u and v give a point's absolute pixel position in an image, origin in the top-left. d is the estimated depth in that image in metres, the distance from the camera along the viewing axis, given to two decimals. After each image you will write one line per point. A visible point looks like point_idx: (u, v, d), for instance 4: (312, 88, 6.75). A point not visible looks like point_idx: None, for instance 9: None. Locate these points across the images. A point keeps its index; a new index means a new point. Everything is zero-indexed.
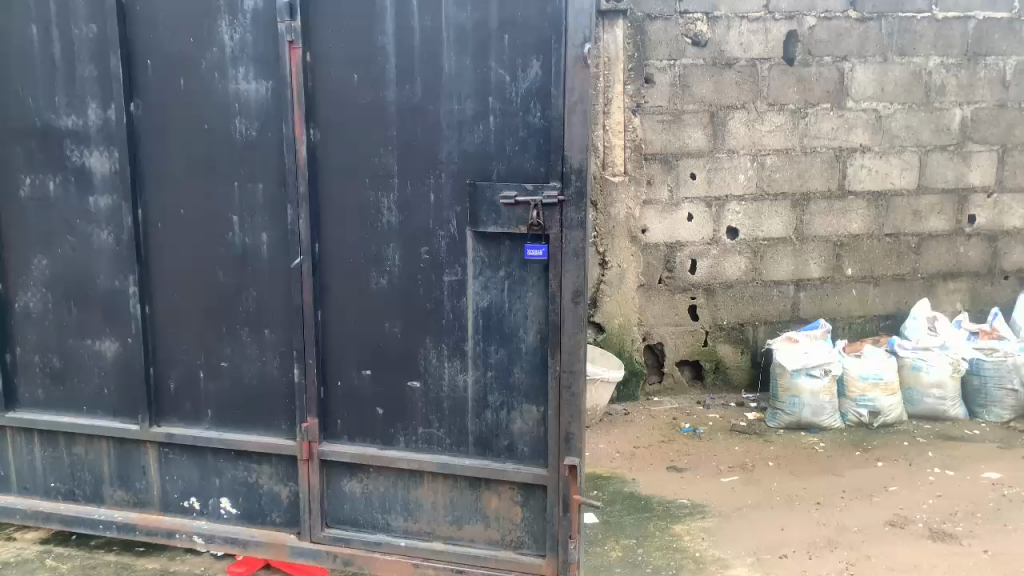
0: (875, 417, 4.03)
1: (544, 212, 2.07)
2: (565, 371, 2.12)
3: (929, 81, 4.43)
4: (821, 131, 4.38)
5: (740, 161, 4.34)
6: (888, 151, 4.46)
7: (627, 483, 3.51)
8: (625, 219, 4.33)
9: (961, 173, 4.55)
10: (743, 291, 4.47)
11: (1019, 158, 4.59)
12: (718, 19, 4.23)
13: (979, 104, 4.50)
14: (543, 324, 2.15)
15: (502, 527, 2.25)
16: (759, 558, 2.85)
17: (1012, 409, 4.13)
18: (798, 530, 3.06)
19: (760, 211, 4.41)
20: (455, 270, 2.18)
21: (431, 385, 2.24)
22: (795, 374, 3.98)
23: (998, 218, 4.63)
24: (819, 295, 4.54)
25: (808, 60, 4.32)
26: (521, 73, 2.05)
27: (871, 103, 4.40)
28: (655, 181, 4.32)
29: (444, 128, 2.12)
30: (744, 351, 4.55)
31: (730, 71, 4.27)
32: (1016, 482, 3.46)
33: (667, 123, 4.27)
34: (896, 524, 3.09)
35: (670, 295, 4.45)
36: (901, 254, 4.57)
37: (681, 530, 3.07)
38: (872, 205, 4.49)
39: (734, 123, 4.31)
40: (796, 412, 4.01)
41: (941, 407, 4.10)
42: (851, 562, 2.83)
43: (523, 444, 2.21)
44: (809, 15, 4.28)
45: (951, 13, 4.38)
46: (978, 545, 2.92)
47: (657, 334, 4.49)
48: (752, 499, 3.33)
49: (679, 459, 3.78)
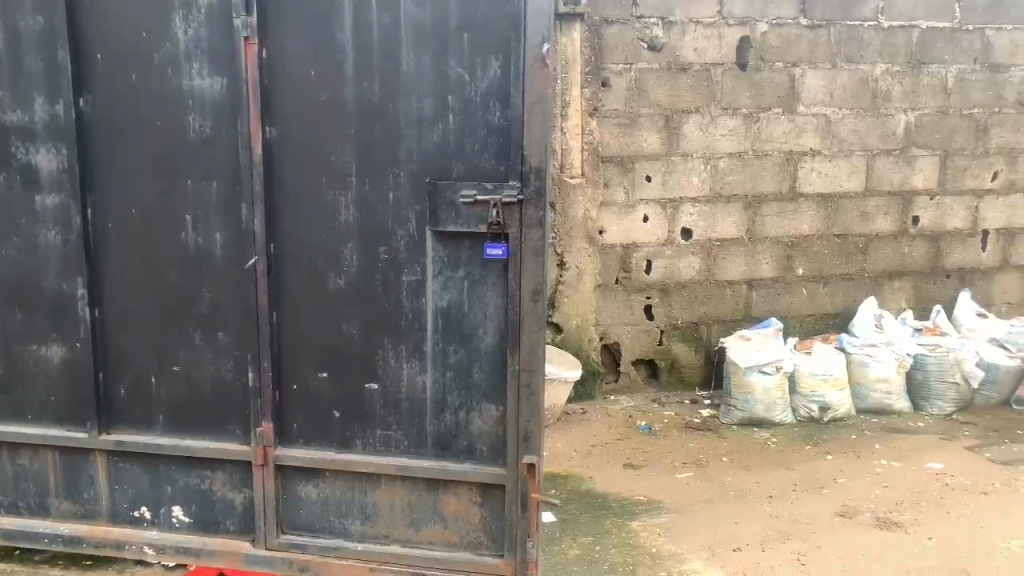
0: (825, 412, 4.12)
1: (504, 211, 2.09)
2: (525, 369, 2.15)
3: (876, 87, 4.56)
4: (772, 134, 4.48)
5: (694, 163, 4.43)
6: (836, 154, 4.58)
7: (585, 482, 3.53)
8: (583, 220, 4.37)
9: (907, 176, 4.69)
10: (697, 290, 4.56)
11: (960, 162, 4.75)
12: (673, 24, 4.30)
13: (923, 109, 4.64)
14: (502, 322, 2.17)
15: (461, 528, 2.26)
16: (713, 552, 2.90)
17: (954, 402, 4.26)
18: (751, 523, 3.12)
19: (714, 213, 4.50)
20: (414, 269, 2.18)
21: (390, 387, 2.24)
22: (747, 371, 4.05)
23: (940, 219, 4.78)
24: (770, 294, 4.64)
25: (760, 66, 4.41)
26: (480, 72, 2.07)
27: (821, 108, 4.51)
28: (612, 183, 4.37)
29: (403, 127, 2.12)
30: (697, 349, 4.64)
31: (684, 76, 4.35)
32: (958, 472, 3.58)
33: (623, 126, 4.33)
34: (846, 515, 3.18)
35: (627, 295, 4.50)
36: (848, 255, 4.70)
37: (637, 526, 3.10)
38: (821, 206, 4.61)
39: (689, 126, 4.39)
40: (749, 408, 4.08)
41: (887, 401, 4.21)
42: (803, 553, 2.89)
43: (482, 445, 2.22)
44: (761, 22, 4.38)
45: (896, 22, 4.51)
46: (923, 533, 3.01)
47: (614, 333, 4.54)
48: (707, 494, 3.39)
49: (635, 456, 3.82)
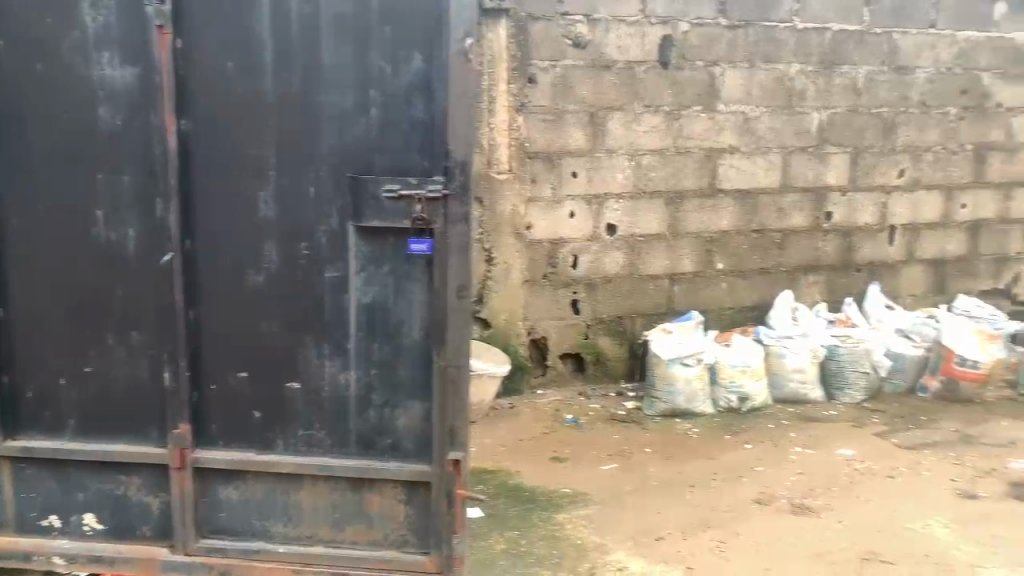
0: (744, 402, 4.25)
1: (428, 207, 2.08)
2: (450, 366, 2.15)
3: (791, 87, 4.71)
4: (693, 132, 4.59)
5: (618, 159, 4.50)
6: (753, 152, 4.72)
7: (512, 477, 3.55)
8: (510, 215, 4.39)
9: (820, 173, 4.87)
10: (622, 285, 4.64)
11: (869, 160, 4.96)
12: (598, 21, 4.34)
13: (835, 109, 4.83)
14: (427, 318, 2.16)
15: (386, 526, 2.24)
16: (636, 542, 2.96)
17: (863, 391, 4.44)
18: (673, 512, 3.20)
19: (637, 209, 4.58)
20: (336, 265, 2.15)
21: (312, 385, 2.21)
22: (670, 363, 4.15)
23: (851, 215, 4.99)
24: (692, 288, 4.76)
25: (681, 65, 4.51)
26: (403, 66, 2.05)
27: (739, 106, 4.64)
28: (539, 179, 4.40)
29: (325, 121, 2.09)
30: (622, 343, 4.72)
31: (609, 73, 4.40)
32: (866, 457, 3.74)
33: (550, 122, 4.36)
34: (763, 502, 3.29)
35: (554, 290, 4.54)
36: (766, 249, 4.85)
37: (563, 518, 3.14)
38: (740, 202, 4.75)
39: (613, 123, 4.45)
40: (671, 400, 4.18)
41: (802, 390, 4.38)
42: (722, 540, 2.98)
43: (406, 442, 2.21)
44: (682, 21, 4.47)
45: (810, 24, 4.68)
46: (834, 516, 3.15)
47: (541, 328, 4.56)
48: (630, 485, 3.46)
49: (561, 449, 3.86)
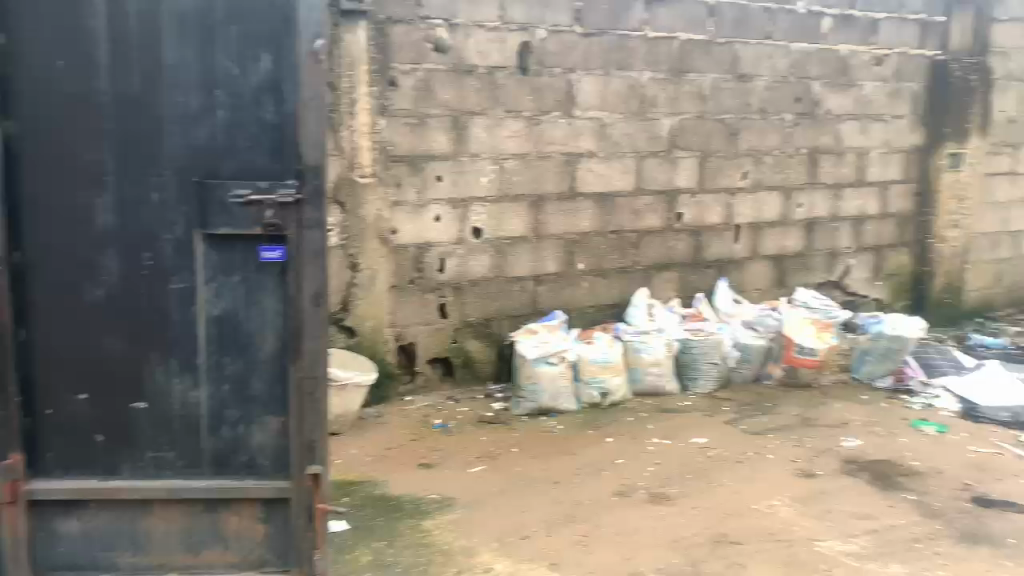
0: (605, 397, 4.42)
1: (281, 212, 2.03)
2: (307, 377, 2.11)
3: (644, 93, 4.93)
4: (552, 136, 4.71)
5: (481, 163, 4.55)
6: (610, 156, 4.90)
7: (379, 486, 3.52)
8: (374, 220, 4.33)
9: (671, 176, 5.12)
10: (488, 287, 4.69)
11: (716, 163, 5.25)
12: (457, 27, 4.37)
13: (684, 115, 5.08)
14: (282, 329, 2.11)
15: (243, 547, 2.17)
16: (502, 542, 3.01)
17: (714, 381, 4.71)
18: (538, 510, 3.27)
19: (501, 212, 4.65)
20: (183, 277, 2.06)
21: (160, 404, 2.11)
22: (534, 363, 4.26)
23: (700, 215, 5.27)
24: (555, 288, 4.88)
25: (540, 71, 4.61)
26: (251, 67, 1.99)
27: (595, 112, 4.80)
28: (402, 183, 4.37)
29: (168, 123, 2.00)
30: (489, 345, 4.78)
31: (469, 78, 4.44)
32: (718, 444, 3.97)
33: (412, 126, 4.34)
34: (623, 493, 3.43)
35: (420, 295, 4.52)
36: (623, 249, 5.05)
37: (431, 525, 3.15)
38: (598, 205, 4.92)
39: (475, 128, 4.50)
40: (536, 398, 4.29)
41: (659, 383, 4.59)
42: (584, 534, 3.08)
43: (263, 458, 2.15)
44: (540, 28, 4.57)
45: (659, 34, 4.90)
46: (688, 503, 3.32)
47: (409, 334, 4.53)
48: (498, 486, 3.51)
49: (429, 455, 3.87)
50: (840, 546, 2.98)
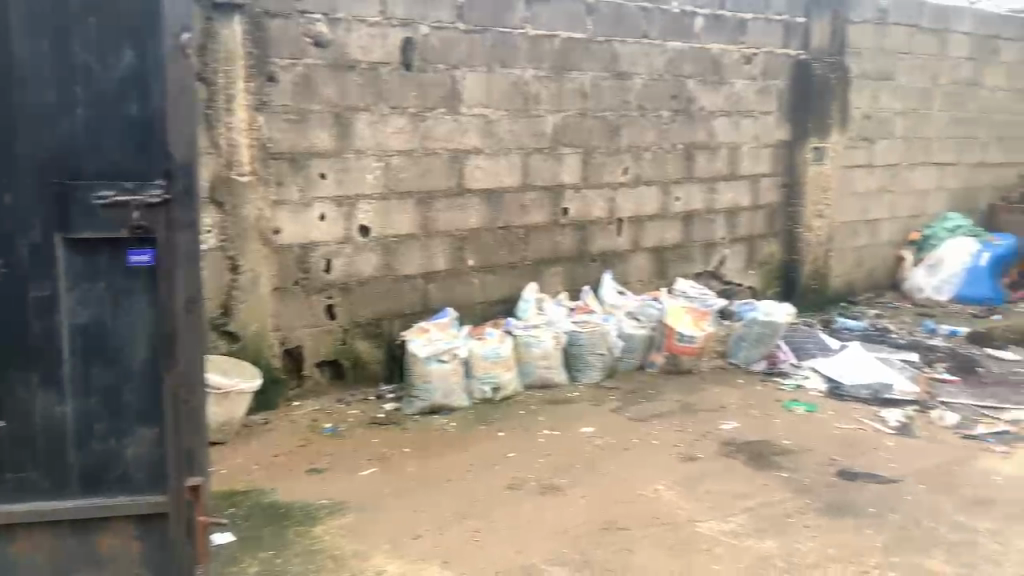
0: (497, 392, 4.46)
1: (149, 213, 1.93)
2: (183, 385, 2.03)
3: (527, 90, 4.98)
4: (438, 133, 4.69)
5: (366, 161, 4.48)
6: (496, 152, 4.93)
7: (266, 495, 3.42)
8: (256, 220, 4.19)
9: (556, 172, 5.21)
10: (377, 286, 4.63)
11: (599, 159, 5.38)
12: (338, 21, 4.28)
13: (567, 112, 5.18)
14: (154, 336, 2.01)
15: (118, 568, 2.07)
16: (394, 544, 2.99)
17: (602, 371, 4.83)
18: (431, 509, 3.27)
19: (388, 210, 4.59)
20: (42, 285, 1.93)
21: (20, 421, 1.97)
22: (425, 361, 4.25)
23: (585, 210, 5.39)
24: (445, 285, 4.87)
25: (424, 67, 4.59)
26: (112, 61, 1.89)
27: (480, 109, 4.82)
28: (284, 181, 4.25)
29: (21, 120, 1.87)
30: (379, 345, 4.72)
31: (351, 74, 4.37)
32: (605, 433, 4.08)
33: (293, 123, 4.23)
34: (514, 487, 3.47)
35: (306, 296, 4.42)
36: (512, 245, 5.10)
37: (321, 531, 3.09)
38: (485, 201, 4.94)
39: (359, 124, 4.42)
40: (429, 396, 4.27)
41: (549, 375, 4.67)
42: (477, 529, 3.10)
43: (138, 472, 2.05)
44: (422, 24, 4.55)
45: (541, 32, 4.97)
46: (578, 492, 3.40)
47: (295, 337, 4.42)
48: (390, 487, 3.48)
49: (319, 460, 3.79)
50: (720, 525, 3.12)
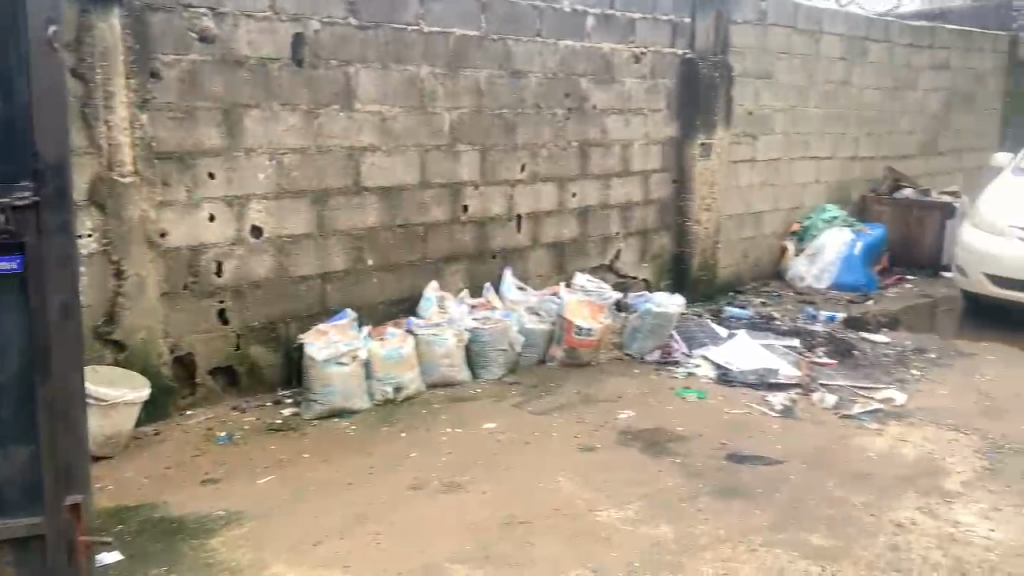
0: (399, 392, 4.43)
1: (15, 214, 2.06)
2: (56, 391, 2.16)
3: (423, 87, 4.96)
4: (332, 130, 4.62)
5: (258, 159, 4.36)
6: (392, 150, 4.89)
7: (157, 509, 3.29)
8: (140, 222, 4.01)
9: (455, 169, 5.21)
10: (272, 289, 4.52)
11: (496, 156, 5.42)
12: (223, 16, 4.15)
13: (464, 109, 5.19)
14: (26, 341, 2.13)
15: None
16: (293, 551, 2.94)
17: (504, 366, 4.88)
18: (331, 513, 3.22)
19: (282, 210, 4.49)
20: None
21: None
22: (324, 363, 4.18)
23: (484, 206, 5.41)
24: (343, 286, 4.80)
25: (316, 63, 4.50)
26: None
27: (375, 106, 4.77)
28: (170, 182, 4.09)
29: None
30: (276, 349, 4.61)
31: (240, 70, 4.24)
32: (507, 428, 4.12)
33: (179, 121, 4.07)
34: (417, 486, 3.46)
35: (197, 301, 4.27)
36: (411, 243, 5.07)
37: (217, 542, 3.01)
38: (383, 199, 4.89)
39: (249, 122, 4.30)
40: (328, 400, 4.21)
41: (452, 373, 4.67)
42: (378, 531, 3.08)
43: (11, 478, 2.15)
44: (313, 19, 4.46)
45: (435, 29, 4.96)
46: (480, 488, 3.43)
47: (186, 343, 4.26)
48: (289, 494, 3.41)
49: (214, 469, 3.67)
50: (617, 513, 3.22)
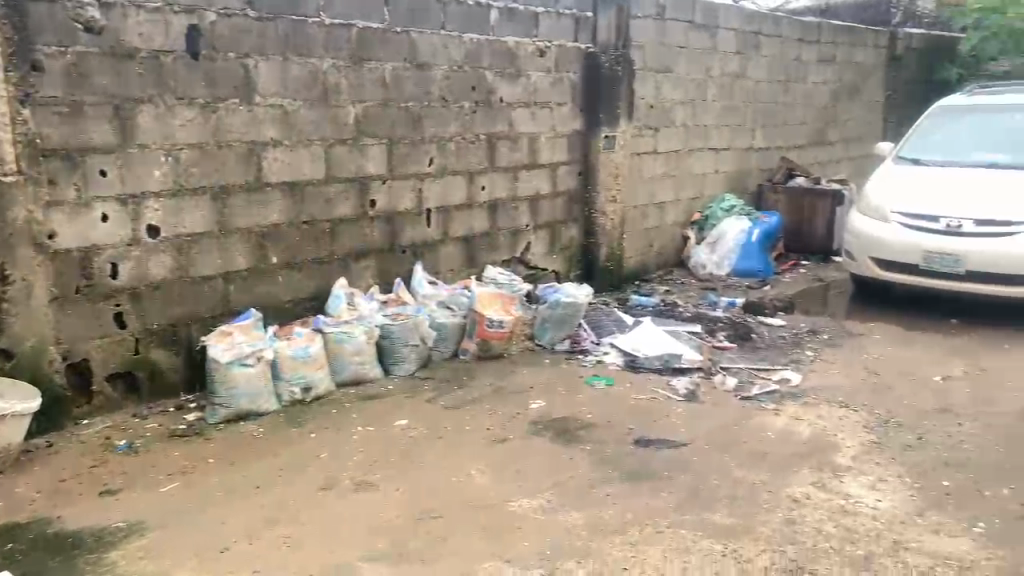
0: (308, 392, 4.37)
1: None
2: None
3: (326, 80, 4.87)
4: (232, 125, 4.48)
5: (152, 155, 4.20)
6: (295, 145, 4.78)
7: (51, 524, 3.15)
8: (25, 224, 3.81)
9: (361, 163, 5.14)
10: (171, 290, 4.37)
11: (404, 149, 5.37)
12: (111, 6, 3.96)
13: (369, 102, 5.12)
14: None
15: None
16: (198, 560, 2.86)
17: (416, 361, 4.86)
18: (239, 518, 3.15)
19: (180, 208, 4.34)
20: None
21: None
22: (229, 365, 4.07)
23: (393, 201, 5.36)
24: (248, 284, 4.69)
25: (212, 56, 4.35)
26: None
27: (277, 100, 4.66)
28: (57, 180, 3.89)
29: None
30: (178, 353, 4.45)
31: (131, 63, 4.06)
32: (419, 423, 4.12)
33: (64, 116, 3.88)
34: (327, 486, 3.42)
35: (91, 305, 4.08)
36: (318, 239, 4.99)
37: (117, 556, 2.90)
38: (287, 195, 4.79)
39: (142, 117, 4.13)
40: (234, 403, 4.11)
41: (362, 370, 4.63)
42: (288, 534, 3.03)
43: None
44: (208, 10, 4.31)
45: (337, 21, 4.87)
46: (392, 485, 3.42)
47: (80, 350, 4.07)
48: (193, 501, 3.32)
49: (113, 480, 3.54)
50: (528, 502, 3.27)
